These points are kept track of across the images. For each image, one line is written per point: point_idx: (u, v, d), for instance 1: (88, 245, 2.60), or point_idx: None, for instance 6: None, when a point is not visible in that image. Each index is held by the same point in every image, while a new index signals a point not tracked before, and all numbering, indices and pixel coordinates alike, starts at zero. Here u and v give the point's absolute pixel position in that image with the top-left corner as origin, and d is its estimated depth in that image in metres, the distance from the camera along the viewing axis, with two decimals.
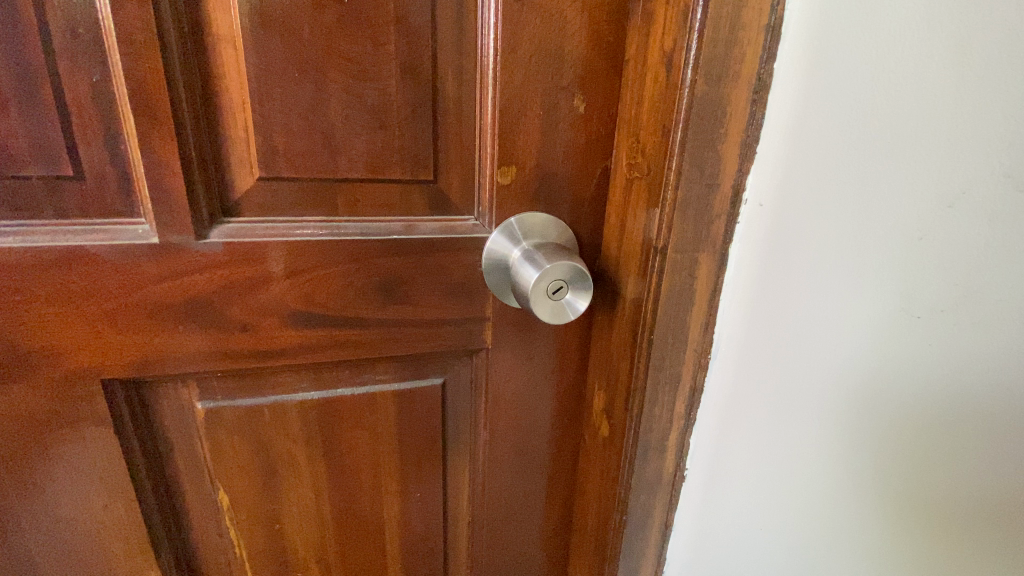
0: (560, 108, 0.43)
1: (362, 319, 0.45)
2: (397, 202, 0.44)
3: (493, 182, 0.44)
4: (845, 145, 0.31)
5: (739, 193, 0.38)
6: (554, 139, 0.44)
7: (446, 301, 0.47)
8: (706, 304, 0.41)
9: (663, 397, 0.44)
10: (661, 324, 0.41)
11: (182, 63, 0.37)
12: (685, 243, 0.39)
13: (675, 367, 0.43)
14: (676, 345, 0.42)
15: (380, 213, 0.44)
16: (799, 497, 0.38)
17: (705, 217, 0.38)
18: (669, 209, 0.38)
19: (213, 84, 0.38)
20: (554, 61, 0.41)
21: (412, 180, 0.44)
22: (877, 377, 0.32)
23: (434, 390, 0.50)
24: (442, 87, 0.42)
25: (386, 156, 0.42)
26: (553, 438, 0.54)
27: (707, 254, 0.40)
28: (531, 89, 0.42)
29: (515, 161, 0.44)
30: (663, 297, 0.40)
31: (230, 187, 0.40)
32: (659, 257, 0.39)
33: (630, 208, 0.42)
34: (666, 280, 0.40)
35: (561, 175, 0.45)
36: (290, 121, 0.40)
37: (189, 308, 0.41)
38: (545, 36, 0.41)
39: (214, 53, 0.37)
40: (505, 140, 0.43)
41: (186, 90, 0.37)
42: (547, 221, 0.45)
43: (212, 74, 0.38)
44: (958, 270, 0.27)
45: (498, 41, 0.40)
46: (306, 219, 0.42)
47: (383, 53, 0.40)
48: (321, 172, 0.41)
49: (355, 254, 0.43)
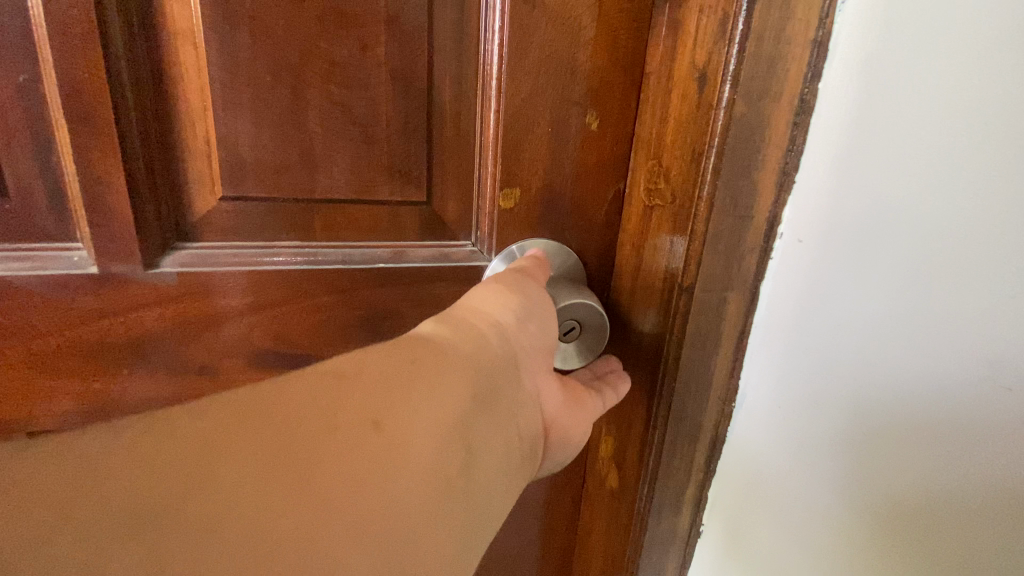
0: (571, 124, 0.38)
1: None
2: (384, 224, 0.39)
3: (493, 205, 0.39)
4: (886, 176, 0.28)
5: (773, 224, 0.34)
6: (563, 157, 0.39)
7: None
8: (733, 346, 0.37)
9: (683, 449, 0.39)
10: (684, 369, 0.37)
11: (129, 61, 0.31)
12: (713, 282, 0.35)
13: (697, 416, 0.39)
14: (699, 392, 0.38)
15: (365, 237, 0.39)
16: (817, 559, 0.34)
17: (736, 251, 0.34)
18: (701, 244, 0.33)
19: (168, 86, 0.32)
20: (565, 71, 0.37)
21: (401, 201, 0.38)
22: (909, 435, 0.28)
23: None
24: (439, 96, 0.37)
25: (373, 173, 0.37)
26: (552, 490, 0.47)
27: (736, 294, 0.36)
28: (539, 101, 0.37)
29: (519, 182, 0.39)
30: (687, 342, 0.36)
31: (186, 209, 0.34)
32: (685, 296, 0.35)
33: (646, 238, 0.38)
34: (692, 322, 0.35)
35: (570, 198, 0.40)
36: (261, 134, 0.34)
37: (136, 348, 0.35)
38: (558, 41, 0.36)
39: (169, 50, 0.31)
40: (508, 158, 0.38)
41: (134, 92, 0.31)
42: (554, 247, 0.41)
43: (169, 75, 0.32)
44: (1007, 318, 0.24)
45: (505, 45, 0.35)
46: (278, 245, 0.37)
47: (371, 54, 0.34)
48: (298, 190, 0.36)
49: (334, 285, 0.38)
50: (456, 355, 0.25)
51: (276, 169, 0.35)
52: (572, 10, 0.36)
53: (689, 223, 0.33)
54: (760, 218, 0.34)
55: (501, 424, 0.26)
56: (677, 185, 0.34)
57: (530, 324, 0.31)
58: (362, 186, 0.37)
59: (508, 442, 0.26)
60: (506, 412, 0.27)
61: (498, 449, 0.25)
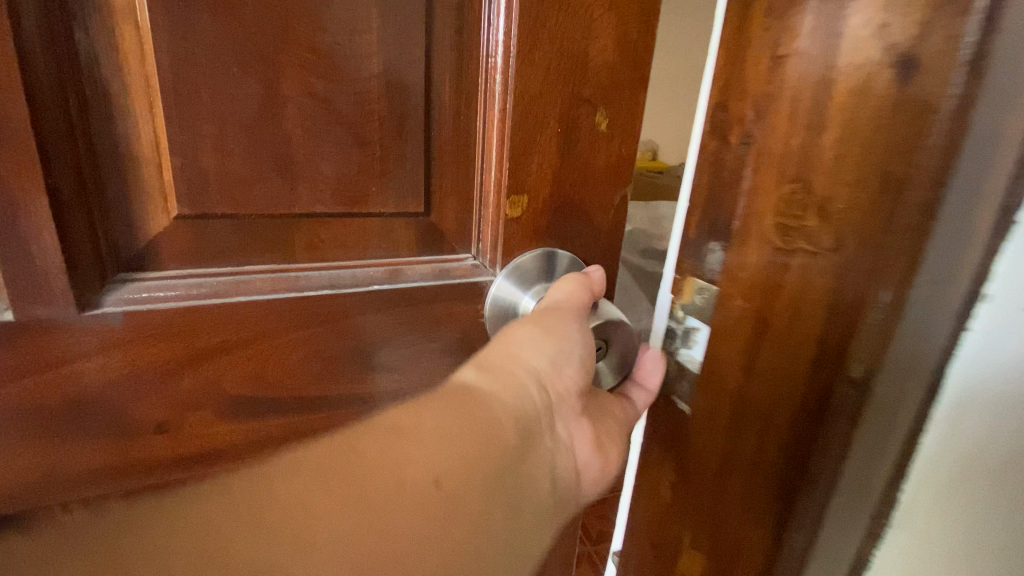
0: (579, 124, 0.35)
1: (331, 397, 0.35)
2: (376, 241, 0.34)
3: (500, 215, 0.35)
4: None
5: (981, 282, 0.28)
6: (573, 160, 0.36)
7: (438, 363, 0.37)
8: (903, 432, 0.31)
9: (827, 541, 0.34)
10: (849, 461, 0.31)
11: (48, 46, 0.23)
12: (893, 364, 0.29)
13: (849, 510, 0.33)
14: (852, 484, 0.32)
15: (356, 255, 0.33)
16: None
17: (922, 327, 0.29)
18: (888, 321, 0.28)
19: (102, 79, 0.25)
20: (575, 64, 0.33)
21: (397, 213, 0.33)
22: None
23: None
24: (439, 90, 0.32)
25: (362, 181, 0.32)
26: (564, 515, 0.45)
27: (917, 377, 0.30)
28: (549, 99, 0.33)
29: (528, 188, 0.35)
30: (853, 438, 0.30)
31: (131, 233, 0.27)
32: (855, 393, 0.29)
33: (773, 302, 0.31)
34: (862, 414, 0.30)
35: (578, 204, 0.37)
36: (226, 136, 0.28)
37: (71, 411, 0.28)
38: (570, 32, 0.33)
39: (103, 32, 0.25)
40: (516, 162, 0.34)
41: (57, 87, 0.24)
42: (563, 258, 0.38)
43: (103, 64, 0.25)
44: None
45: (515, 36, 0.31)
46: (251, 270, 0.31)
47: (360, 42, 0.29)
48: (287, 200, 0.30)
49: (324, 312, 0.33)
50: (495, 411, 0.30)
51: (251, 178, 0.29)
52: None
53: (870, 293, 0.27)
54: (965, 276, 0.28)
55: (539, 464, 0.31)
56: (829, 232, 0.28)
57: (563, 368, 0.33)
58: (350, 198, 0.32)
59: (542, 486, 0.31)
60: (541, 457, 0.31)
61: (536, 486, 0.30)
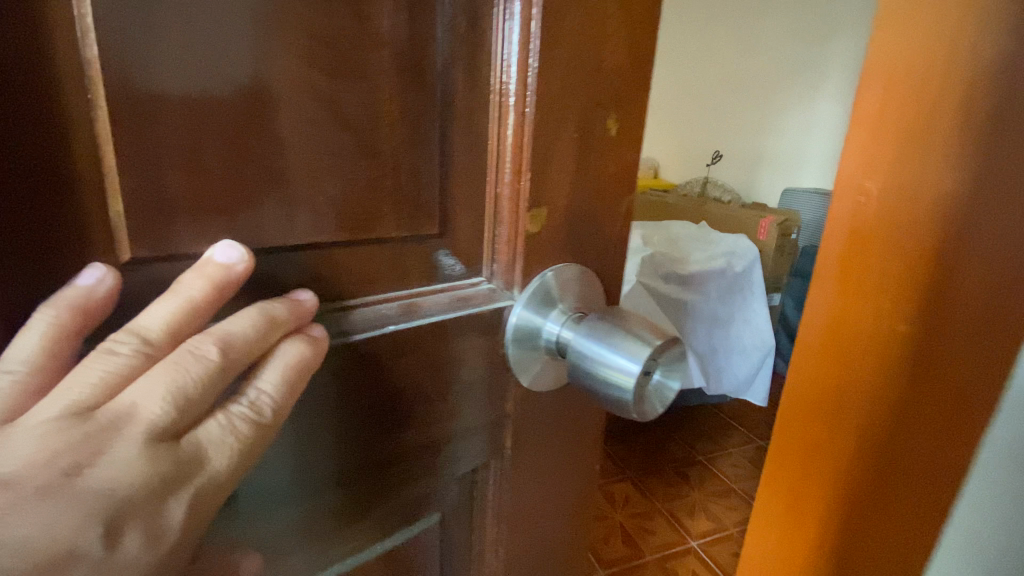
0: (593, 132, 0.32)
1: (334, 468, 0.29)
2: (289, 405, 0.25)
3: (517, 231, 0.31)
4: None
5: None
6: (590, 170, 0.33)
7: (459, 407, 0.32)
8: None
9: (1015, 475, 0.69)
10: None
11: None
12: None
13: None
14: None
15: (247, 463, 0.25)
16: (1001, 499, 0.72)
17: None
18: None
19: (27, 82, 0.19)
20: (589, 67, 0.31)
21: (408, 237, 0.29)
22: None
23: (426, 535, 0.34)
24: (451, 92, 0.28)
25: (302, 318, 0.26)
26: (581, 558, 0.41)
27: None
28: (564, 103, 0.31)
29: (546, 199, 0.32)
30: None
31: (51, 287, 0.21)
32: None
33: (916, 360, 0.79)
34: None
35: (597, 216, 0.34)
36: (202, 145, 0.22)
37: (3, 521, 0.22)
38: (588, 32, 0.30)
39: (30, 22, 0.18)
40: (534, 170, 0.31)
41: None
42: (582, 276, 0.34)
43: (31, 58, 0.19)
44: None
45: (537, 30, 0.29)
46: (229, 333, 0.24)
47: (369, 33, 0.25)
48: (131, 392, 0.23)
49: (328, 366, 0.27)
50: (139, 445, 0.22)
51: (166, 297, 0.23)
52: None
53: None
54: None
55: (410, 446, 0.31)
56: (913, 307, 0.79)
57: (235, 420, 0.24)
58: (267, 352, 0.25)
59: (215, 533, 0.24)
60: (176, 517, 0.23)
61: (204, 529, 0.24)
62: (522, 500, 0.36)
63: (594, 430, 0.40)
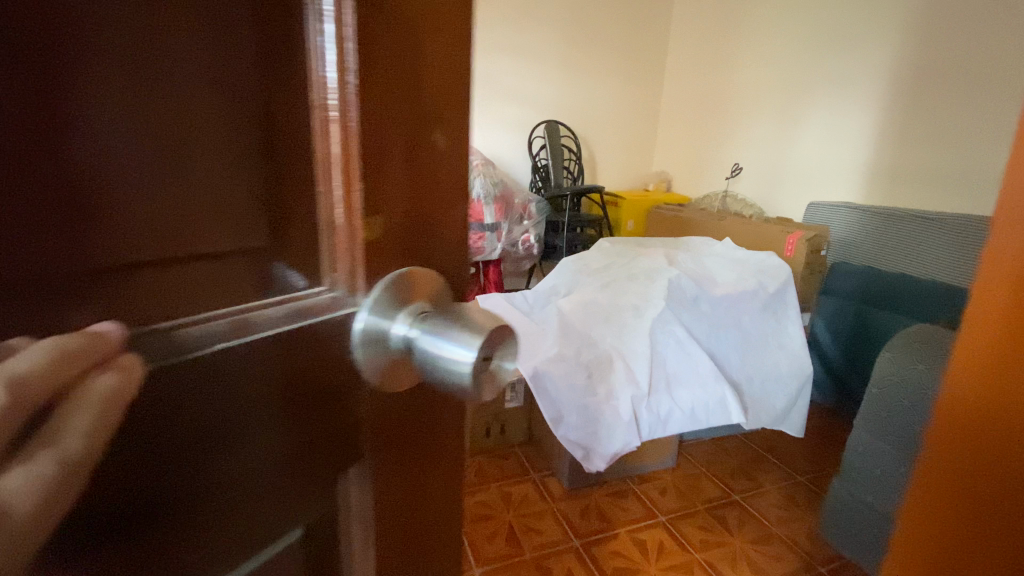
0: (422, 147, 0.35)
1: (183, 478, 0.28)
2: (111, 437, 0.25)
3: (354, 243, 0.33)
4: None
5: None
6: (422, 182, 0.36)
7: (310, 417, 0.33)
8: None
9: None
10: None
11: None
12: None
13: None
14: None
15: (55, 509, 0.23)
16: None
17: None
18: None
19: None
20: (413, 89, 0.34)
21: (239, 251, 0.30)
22: None
23: (295, 542, 0.36)
24: (270, 116, 0.30)
25: (106, 348, 0.25)
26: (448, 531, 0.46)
27: None
28: (391, 123, 0.33)
29: (380, 210, 0.34)
30: None
31: None
32: None
33: None
34: None
35: (432, 221, 0.37)
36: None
37: None
38: (409, 57, 0.33)
39: None
40: (365, 186, 0.33)
41: None
42: (410, 275, 0.36)
43: None
44: None
45: (353, 51, 0.31)
46: (13, 374, 0.23)
47: (165, 59, 0.26)
48: None
49: (157, 396, 0.26)
50: None
51: None
52: (421, 21, 0.33)
53: None
54: None
55: (264, 464, 0.32)
56: None
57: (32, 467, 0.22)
58: (70, 390, 0.24)
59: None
60: None
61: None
62: (385, 488, 0.39)
63: (452, 418, 0.43)
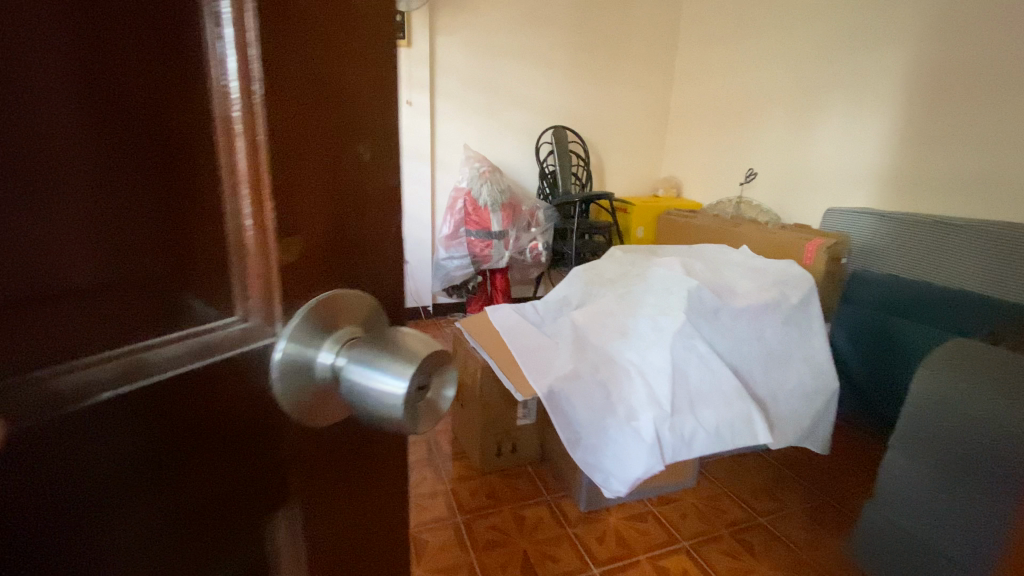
0: (344, 162, 0.33)
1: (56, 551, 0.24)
2: None
3: (269, 265, 0.30)
4: None
5: None
6: (346, 197, 0.34)
7: (225, 464, 0.29)
8: None
9: None
10: None
11: None
12: None
13: None
14: None
15: None
16: None
17: None
18: None
19: None
20: (329, 99, 0.31)
21: (130, 282, 0.26)
22: None
23: None
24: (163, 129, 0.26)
25: None
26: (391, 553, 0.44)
27: None
28: (306, 136, 0.31)
29: (298, 230, 0.31)
30: None
31: None
32: None
33: None
34: None
35: (358, 237, 0.35)
36: None
37: None
38: (323, 64, 0.30)
39: None
40: (278, 205, 0.30)
41: None
42: (333, 298, 0.33)
43: None
44: None
45: (256, 58, 0.28)
46: None
47: (17, 64, 0.22)
48: None
49: (27, 458, 0.23)
50: None
51: None
52: (334, 26, 0.30)
53: None
54: None
55: (171, 519, 0.28)
56: None
57: None
58: None
59: None
60: None
61: None
62: (316, 521, 0.36)
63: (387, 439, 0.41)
